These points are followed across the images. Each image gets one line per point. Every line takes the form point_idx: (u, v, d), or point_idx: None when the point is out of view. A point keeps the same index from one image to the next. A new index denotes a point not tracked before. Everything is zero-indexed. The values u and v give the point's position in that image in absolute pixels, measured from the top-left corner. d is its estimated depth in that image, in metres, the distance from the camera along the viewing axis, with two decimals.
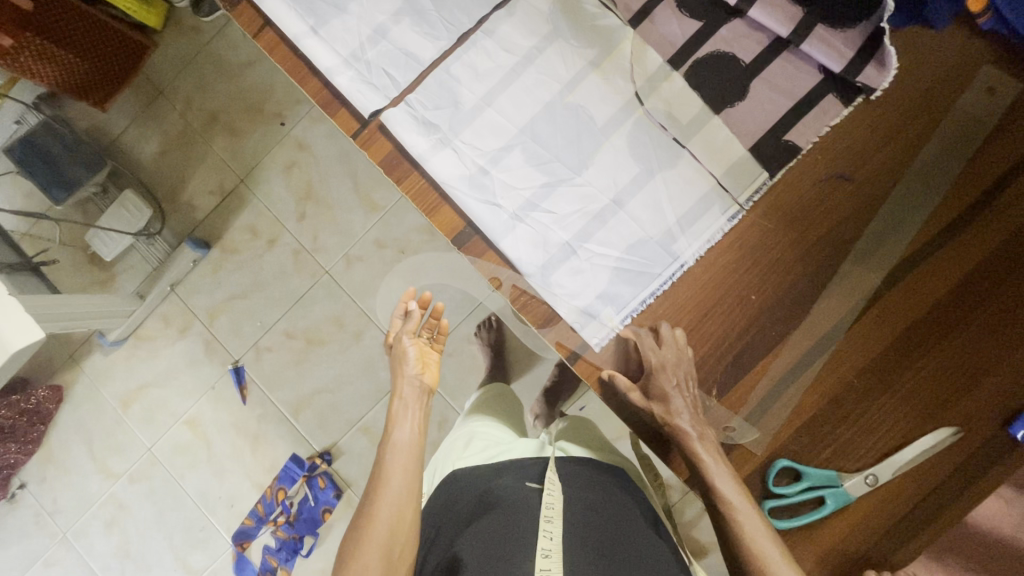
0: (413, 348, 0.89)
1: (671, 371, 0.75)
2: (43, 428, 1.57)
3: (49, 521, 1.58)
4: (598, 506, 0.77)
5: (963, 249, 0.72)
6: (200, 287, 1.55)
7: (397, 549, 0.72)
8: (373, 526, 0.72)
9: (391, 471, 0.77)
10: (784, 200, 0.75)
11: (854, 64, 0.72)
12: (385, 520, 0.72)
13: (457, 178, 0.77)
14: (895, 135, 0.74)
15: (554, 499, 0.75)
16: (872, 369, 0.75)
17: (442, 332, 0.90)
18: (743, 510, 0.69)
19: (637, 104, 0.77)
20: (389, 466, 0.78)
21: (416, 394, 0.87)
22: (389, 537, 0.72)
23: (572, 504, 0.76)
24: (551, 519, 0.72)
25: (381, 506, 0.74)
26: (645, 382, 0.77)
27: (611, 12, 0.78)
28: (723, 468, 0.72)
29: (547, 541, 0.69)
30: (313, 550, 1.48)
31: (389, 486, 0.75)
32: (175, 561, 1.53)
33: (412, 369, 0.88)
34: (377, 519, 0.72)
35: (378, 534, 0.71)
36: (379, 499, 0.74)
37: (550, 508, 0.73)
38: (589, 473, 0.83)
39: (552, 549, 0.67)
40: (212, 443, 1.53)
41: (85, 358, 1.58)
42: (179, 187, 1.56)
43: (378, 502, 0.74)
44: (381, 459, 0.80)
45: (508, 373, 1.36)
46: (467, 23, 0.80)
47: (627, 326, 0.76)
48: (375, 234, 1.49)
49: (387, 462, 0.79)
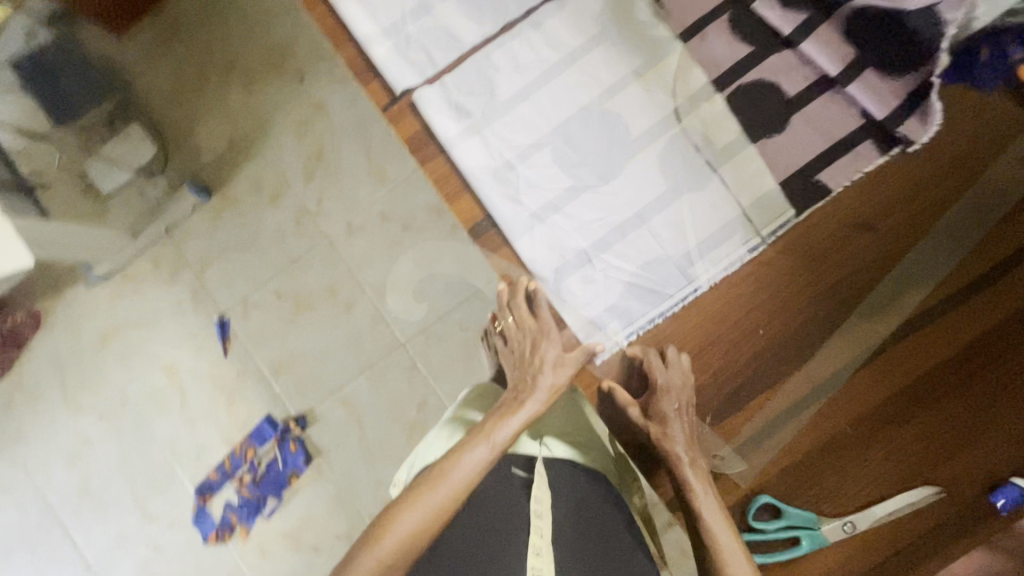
0: (536, 348, 0.78)
1: (671, 395, 0.74)
2: (17, 353, 1.54)
3: (11, 447, 1.55)
4: (584, 511, 0.72)
5: (972, 316, 0.73)
6: (196, 234, 1.52)
7: (431, 533, 0.68)
8: (420, 501, 0.68)
9: (473, 453, 0.71)
10: (806, 239, 0.75)
11: (897, 114, 0.71)
12: (435, 504, 0.68)
13: (483, 169, 0.76)
14: (925, 192, 0.73)
15: (544, 494, 0.70)
16: (866, 419, 0.75)
17: (541, 336, 0.77)
18: (725, 537, 0.70)
19: (674, 120, 0.76)
20: (468, 450, 0.71)
21: (527, 390, 0.76)
22: (431, 522, 0.68)
23: (561, 499, 0.71)
24: (541, 516, 0.67)
25: (441, 484, 0.69)
26: (646, 402, 0.76)
27: (661, 23, 0.77)
28: (710, 495, 0.73)
29: (539, 538, 0.65)
30: (275, 512, 1.48)
31: (458, 471, 0.70)
32: (133, 505, 1.52)
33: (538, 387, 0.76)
34: (428, 497, 0.68)
35: (421, 512, 0.68)
36: (440, 479, 0.69)
37: (540, 504, 0.69)
38: (574, 475, 0.75)
39: (542, 548, 0.64)
40: (187, 391, 1.51)
41: (68, 288, 1.54)
42: (188, 129, 1.53)
43: (434, 484, 0.69)
44: (465, 438, 0.73)
45: None
46: (515, 12, 0.78)
47: (632, 343, 0.76)
48: (380, 206, 1.47)
49: (470, 441, 0.72)
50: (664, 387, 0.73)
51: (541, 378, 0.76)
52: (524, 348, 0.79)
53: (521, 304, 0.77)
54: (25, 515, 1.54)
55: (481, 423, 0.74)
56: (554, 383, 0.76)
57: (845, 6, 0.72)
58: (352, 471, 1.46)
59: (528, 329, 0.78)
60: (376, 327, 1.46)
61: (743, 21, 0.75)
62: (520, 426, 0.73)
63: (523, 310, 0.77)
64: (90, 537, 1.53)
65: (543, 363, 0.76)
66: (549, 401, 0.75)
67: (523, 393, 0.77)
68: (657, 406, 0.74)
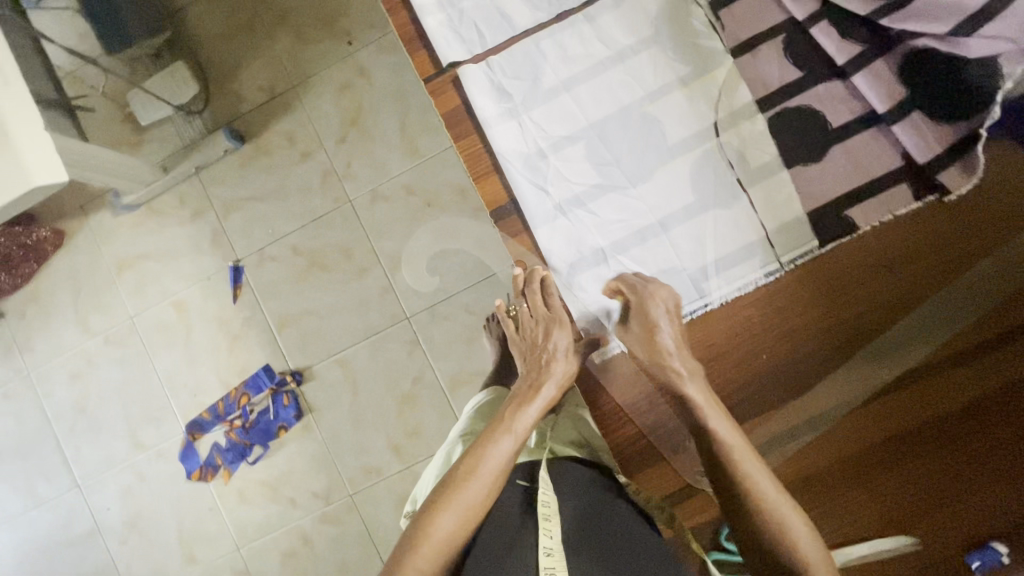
0: (548, 335, 0.78)
1: (658, 300, 0.73)
2: (36, 266, 1.58)
3: (18, 355, 1.60)
4: (590, 510, 0.68)
5: (981, 373, 0.71)
6: (223, 178, 1.54)
7: (467, 533, 0.66)
8: (456, 502, 0.66)
9: (499, 445, 0.69)
10: (823, 271, 0.74)
11: (937, 161, 0.71)
12: (472, 502, 0.66)
13: (515, 154, 0.78)
14: (951, 243, 0.72)
15: (551, 497, 0.69)
16: (853, 459, 0.75)
17: (556, 320, 0.77)
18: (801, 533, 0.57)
19: (712, 134, 0.76)
20: (493, 442, 0.69)
21: (540, 376, 0.75)
22: (470, 522, 0.66)
23: (568, 501, 0.69)
24: (550, 518, 0.66)
25: (473, 481, 0.67)
26: (632, 311, 0.74)
27: (716, 36, 0.77)
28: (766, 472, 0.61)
29: (548, 539, 0.64)
30: (259, 460, 1.50)
31: (485, 465, 0.68)
32: (126, 431, 1.56)
33: (548, 370, 0.75)
34: (463, 497, 0.66)
35: (458, 513, 0.65)
36: (470, 475, 0.67)
37: (548, 506, 0.67)
38: (575, 469, 0.74)
39: (553, 549, 0.62)
40: (193, 329, 1.54)
41: (93, 213, 1.57)
42: (232, 73, 1.54)
43: (465, 482, 0.67)
44: (488, 431, 0.71)
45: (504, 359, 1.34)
46: (571, 2, 0.79)
47: (615, 276, 0.76)
48: (406, 178, 1.47)
49: (494, 434, 0.70)
50: (653, 293, 0.73)
51: (553, 365, 0.76)
52: (536, 335, 0.79)
53: (537, 293, 0.78)
54: (22, 424, 1.59)
55: (501, 415, 0.72)
56: (566, 370, 0.75)
57: (904, 43, 0.70)
58: (339, 434, 1.48)
59: (541, 319, 0.79)
60: (384, 298, 1.48)
61: (799, 46, 0.75)
62: (540, 413, 0.73)
63: (539, 298, 0.78)
64: (80, 455, 1.57)
65: (555, 350, 0.76)
66: (565, 387, 0.75)
67: (536, 380, 0.75)
68: (645, 317, 0.72)
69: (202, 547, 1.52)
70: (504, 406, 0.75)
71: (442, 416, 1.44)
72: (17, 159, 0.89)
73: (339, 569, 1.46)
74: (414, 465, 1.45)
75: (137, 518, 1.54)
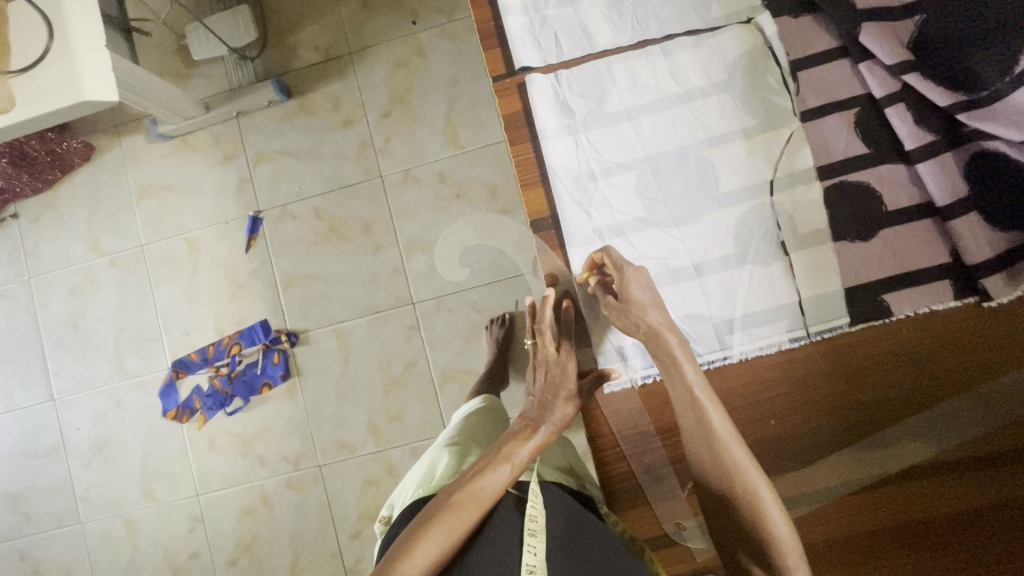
0: (553, 377, 0.79)
1: (634, 278, 0.74)
2: (59, 175, 1.51)
3: (22, 260, 1.53)
4: (573, 528, 0.70)
5: (982, 483, 0.71)
6: (261, 128, 1.45)
7: (451, 553, 0.67)
8: (448, 524, 0.67)
9: (494, 474, 0.72)
10: (848, 350, 0.74)
11: (987, 265, 0.69)
12: (462, 525, 0.67)
13: (566, 169, 0.81)
14: (984, 350, 0.71)
15: (538, 512, 0.71)
16: (843, 541, 0.74)
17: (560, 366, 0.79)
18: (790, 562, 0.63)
19: (766, 192, 0.77)
20: (492, 469, 0.72)
21: (543, 416, 0.78)
22: (457, 539, 0.67)
23: (556, 519, 0.71)
24: (536, 534, 0.68)
25: (468, 505, 0.69)
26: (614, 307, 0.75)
27: (787, 95, 0.79)
28: (775, 506, 0.64)
29: (530, 556, 0.66)
30: (237, 412, 1.43)
31: (480, 491, 0.70)
32: (111, 354, 1.48)
33: (548, 410, 0.79)
34: (456, 519, 0.67)
35: (446, 533, 0.66)
36: (465, 500, 0.69)
37: (535, 521, 0.69)
38: (560, 494, 0.75)
39: (536, 567, 0.66)
40: (200, 268, 1.46)
41: (126, 134, 1.51)
42: (292, 27, 1.45)
43: (460, 507, 0.68)
44: (489, 458, 0.74)
45: (508, 370, 1.28)
46: (653, 33, 0.82)
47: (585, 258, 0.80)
48: (442, 166, 1.39)
49: (493, 463, 0.73)
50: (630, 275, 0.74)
51: (552, 413, 0.78)
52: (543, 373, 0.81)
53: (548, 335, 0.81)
54: (10, 328, 1.53)
55: (502, 446, 0.75)
56: (564, 415, 0.78)
57: (977, 142, 0.70)
58: (322, 404, 1.40)
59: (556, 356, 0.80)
60: (395, 278, 1.39)
61: (870, 124, 0.76)
62: (535, 451, 0.75)
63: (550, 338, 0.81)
64: (61, 369, 1.50)
65: (557, 397, 0.79)
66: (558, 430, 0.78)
67: (539, 418, 0.79)
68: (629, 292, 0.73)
69: (163, 486, 1.45)
70: (502, 438, 0.78)
71: (426, 406, 1.36)
72: (73, 67, 0.81)
73: (293, 536, 1.39)
74: (389, 449, 1.37)
75: (105, 444, 1.48)
